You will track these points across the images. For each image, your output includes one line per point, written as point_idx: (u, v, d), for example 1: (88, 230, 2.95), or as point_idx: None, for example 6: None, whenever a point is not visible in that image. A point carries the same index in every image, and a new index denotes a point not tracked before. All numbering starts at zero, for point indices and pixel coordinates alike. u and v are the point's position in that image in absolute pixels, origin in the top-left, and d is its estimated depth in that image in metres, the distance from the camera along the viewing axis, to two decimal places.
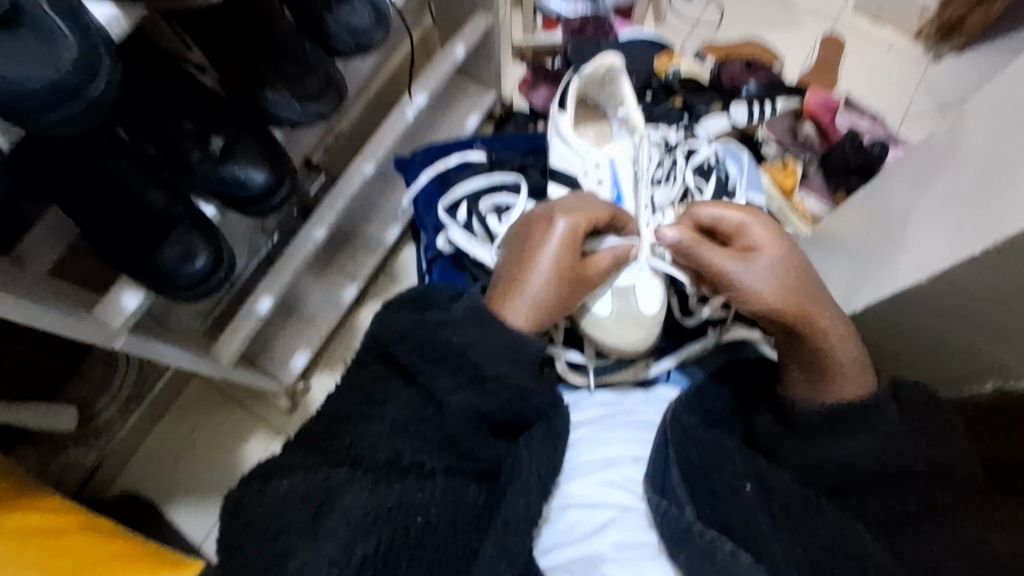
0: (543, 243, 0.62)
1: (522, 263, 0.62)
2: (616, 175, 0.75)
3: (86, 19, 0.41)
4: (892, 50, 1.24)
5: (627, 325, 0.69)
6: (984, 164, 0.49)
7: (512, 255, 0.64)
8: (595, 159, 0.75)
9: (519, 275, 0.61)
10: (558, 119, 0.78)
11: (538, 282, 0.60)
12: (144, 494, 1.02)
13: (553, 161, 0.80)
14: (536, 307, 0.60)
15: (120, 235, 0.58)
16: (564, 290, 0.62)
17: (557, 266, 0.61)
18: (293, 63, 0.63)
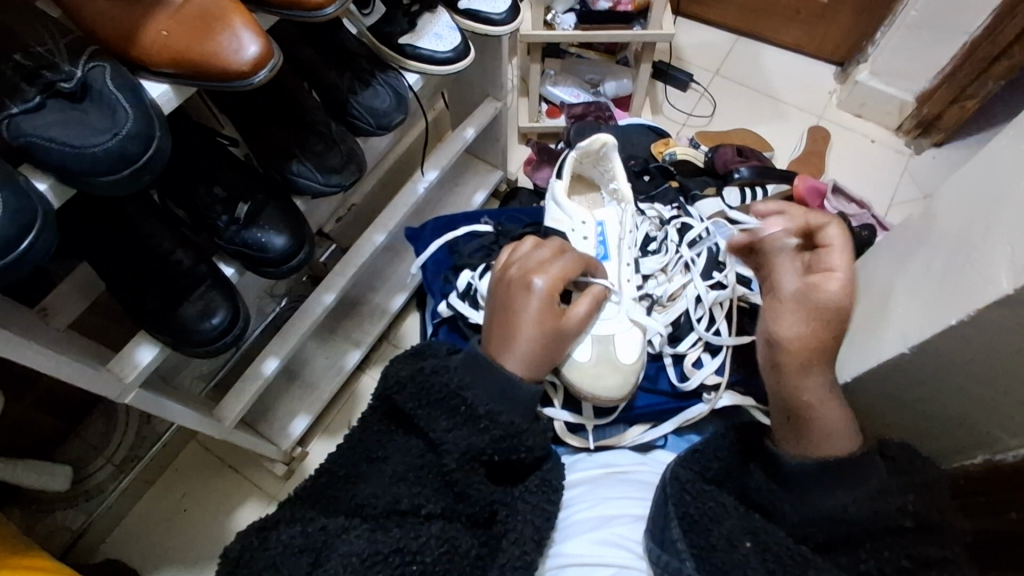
0: (525, 303, 0.64)
1: (512, 320, 0.63)
2: (602, 235, 0.82)
3: (145, 96, 0.46)
4: (875, 143, 1.32)
5: (605, 370, 0.71)
6: (953, 242, 0.53)
7: (498, 311, 0.66)
8: (574, 215, 0.81)
9: (512, 332, 0.62)
10: (553, 185, 0.84)
11: (530, 339, 0.62)
12: (129, 562, 0.99)
13: (547, 221, 0.84)
14: (526, 357, 0.61)
15: (148, 291, 0.62)
16: (547, 343, 0.63)
17: (543, 325, 0.63)
18: (318, 139, 0.69)
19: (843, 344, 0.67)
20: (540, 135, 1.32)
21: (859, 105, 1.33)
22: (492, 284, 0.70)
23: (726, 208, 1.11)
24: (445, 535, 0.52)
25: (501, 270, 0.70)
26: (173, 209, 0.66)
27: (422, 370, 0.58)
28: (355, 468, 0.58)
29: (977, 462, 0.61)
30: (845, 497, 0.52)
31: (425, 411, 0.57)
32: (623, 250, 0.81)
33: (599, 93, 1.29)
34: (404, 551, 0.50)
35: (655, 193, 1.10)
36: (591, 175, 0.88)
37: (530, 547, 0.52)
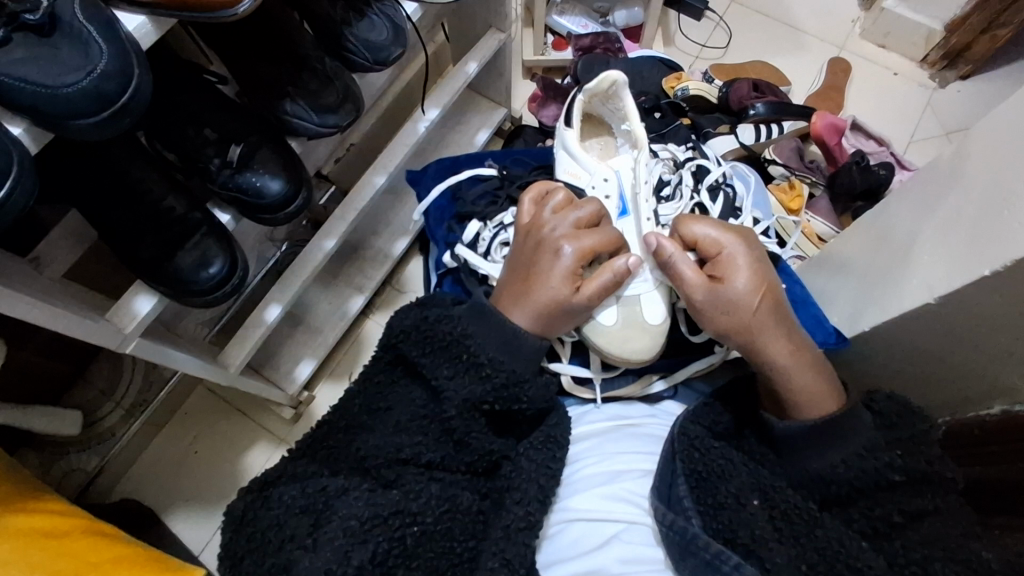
0: (545, 267, 0.62)
1: (528, 281, 0.62)
2: (621, 186, 0.76)
3: (119, 29, 0.43)
4: (897, 76, 1.25)
5: (633, 332, 0.69)
6: (989, 185, 0.50)
7: (518, 267, 0.64)
8: (598, 172, 0.76)
9: (524, 292, 0.61)
10: (564, 134, 0.79)
11: (544, 304, 0.60)
12: (144, 502, 1.01)
13: (560, 175, 0.80)
14: (542, 314, 0.61)
15: (142, 239, 0.60)
16: (565, 307, 0.61)
17: (560, 291, 0.61)
18: (313, 76, 0.65)
19: (864, 291, 0.66)
20: (545, 69, 1.25)
21: (884, 35, 1.26)
22: (519, 237, 0.67)
23: (738, 146, 1.07)
24: (444, 494, 0.53)
25: (529, 224, 0.67)
26: (162, 152, 0.62)
27: (423, 320, 0.58)
28: (357, 418, 0.58)
29: (992, 412, 0.60)
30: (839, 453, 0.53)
31: (430, 355, 0.57)
32: (641, 204, 0.75)
33: (609, 23, 1.21)
34: (403, 514, 0.51)
35: (666, 131, 1.05)
36: (601, 113, 0.83)
37: (535, 506, 0.53)
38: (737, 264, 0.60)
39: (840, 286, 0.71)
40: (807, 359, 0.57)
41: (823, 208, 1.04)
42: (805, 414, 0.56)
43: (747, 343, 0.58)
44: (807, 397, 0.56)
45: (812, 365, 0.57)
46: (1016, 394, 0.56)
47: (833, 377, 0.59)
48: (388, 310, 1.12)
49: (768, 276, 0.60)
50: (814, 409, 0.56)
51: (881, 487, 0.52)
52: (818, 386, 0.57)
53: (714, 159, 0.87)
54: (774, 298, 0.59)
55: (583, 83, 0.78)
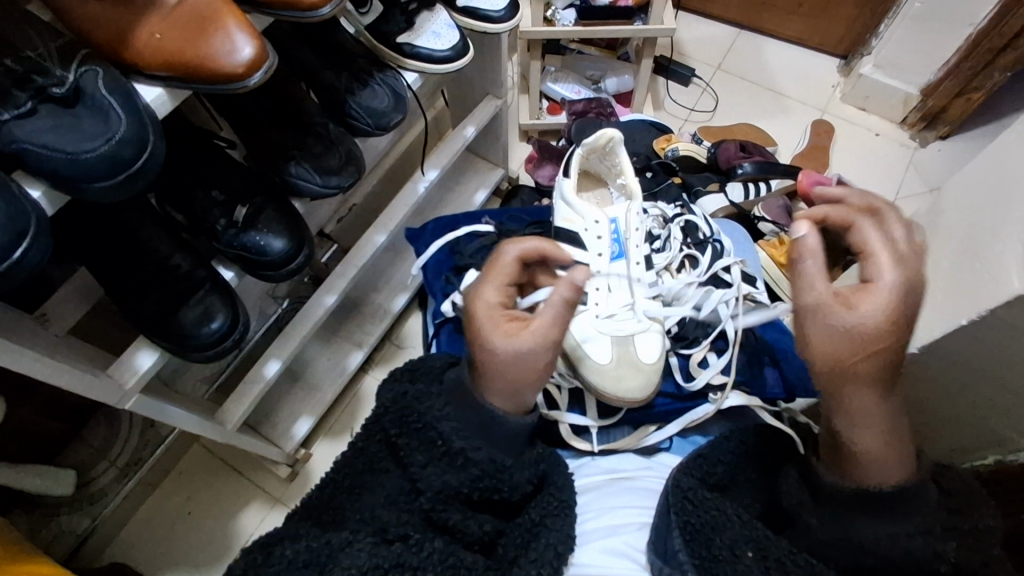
0: (483, 328, 0.59)
1: (476, 354, 0.59)
2: (617, 231, 0.77)
3: (137, 100, 0.46)
4: (880, 136, 1.30)
5: (626, 371, 0.72)
6: (964, 240, 0.52)
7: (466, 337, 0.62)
8: (595, 215, 0.76)
9: (478, 374, 0.58)
10: (560, 184, 0.80)
11: (496, 388, 0.58)
12: (132, 566, 0.99)
13: (557, 222, 0.80)
14: (502, 390, 0.58)
15: (146, 296, 0.61)
16: (511, 367, 0.57)
17: (499, 339, 0.58)
18: (316, 140, 0.68)
19: None
20: (541, 132, 1.31)
21: (863, 98, 1.32)
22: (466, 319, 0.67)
23: (728, 204, 1.11)
24: (449, 548, 0.52)
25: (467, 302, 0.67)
26: (171, 213, 0.65)
27: (409, 394, 0.60)
28: (361, 477, 0.61)
29: (987, 461, 0.60)
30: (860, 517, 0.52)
31: (418, 434, 0.59)
32: (634, 248, 0.77)
33: (600, 89, 1.28)
34: (403, 566, 0.50)
35: (658, 190, 1.09)
36: (597, 169, 0.86)
37: (546, 572, 0.52)
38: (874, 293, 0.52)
39: None
40: (879, 421, 0.53)
41: None
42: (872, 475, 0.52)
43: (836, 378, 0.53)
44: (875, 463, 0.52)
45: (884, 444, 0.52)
46: (1009, 443, 0.57)
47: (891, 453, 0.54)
48: (387, 367, 1.13)
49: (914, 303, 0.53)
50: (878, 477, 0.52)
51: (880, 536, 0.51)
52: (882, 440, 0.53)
53: (700, 213, 0.89)
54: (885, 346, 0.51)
55: (581, 136, 0.80)
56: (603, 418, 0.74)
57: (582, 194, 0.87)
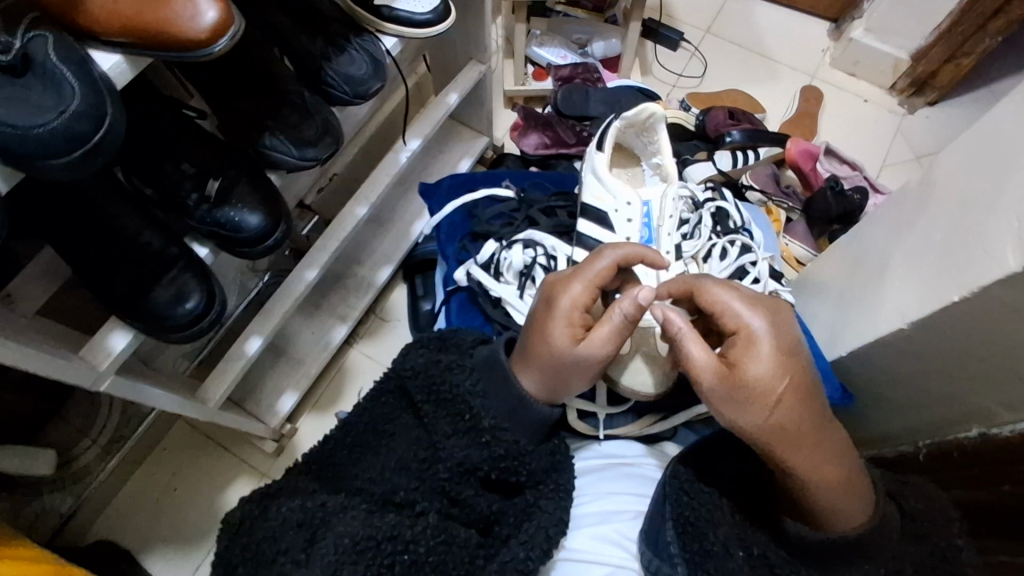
0: (549, 321, 0.58)
1: (534, 339, 0.59)
2: (647, 215, 0.77)
3: (93, 69, 0.43)
4: (869, 103, 1.29)
5: (644, 364, 0.68)
6: (956, 215, 0.51)
7: (534, 316, 0.61)
8: (627, 196, 0.77)
9: (527, 355, 0.59)
10: (592, 158, 0.80)
11: (534, 374, 0.59)
12: (119, 541, 0.98)
13: (584, 198, 0.80)
14: (541, 381, 0.59)
15: (116, 274, 0.59)
16: (564, 365, 0.57)
17: (558, 339, 0.57)
18: (292, 110, 0.65)
19: (840, 313, 0.67)
20: (527, 99, 1.28)
21: (853, 63, 1.30)
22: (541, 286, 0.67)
23: (716, 172, 1.09)
24: (443, 525, 0.54)
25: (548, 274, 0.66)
26: (140, 188, 0.62)
27: (437, 363, 0.62)
28: (363, 438, 0.63)
29: (971, 434, 0.59)
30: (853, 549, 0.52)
31: (445, 405, 0.60)
32: (665, 236, 0.77)
33: (587, 54, 1.24)
34: (397, 539, 0.52)
35: None
36: (633, 145, 0.84)
37: (536, 554, 0.53)
38: (755, 346, 0.52)
39: (819, 309, 0.72)
40: (834, 473, 0.50)
41: (800, 232, 1.07)
42: (833, 527, 0.51)
43: (772, 444, 0.50)
44: (836, 513, 0.51)
45: (838, 479, 0.50)
46: (994, 417, 0.55)
47: (864, 477, 0.52)
48: (371, 341, 1.11)
49: (796, 364, 0.51)
50: (843, 522, 0.51)
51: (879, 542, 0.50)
52: (854, 486, 0.51)
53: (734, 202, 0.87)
54: (803, 393, 0.50)
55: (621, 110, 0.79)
56: (612, 407, 0.72)
57: (614, 169, 0.86)
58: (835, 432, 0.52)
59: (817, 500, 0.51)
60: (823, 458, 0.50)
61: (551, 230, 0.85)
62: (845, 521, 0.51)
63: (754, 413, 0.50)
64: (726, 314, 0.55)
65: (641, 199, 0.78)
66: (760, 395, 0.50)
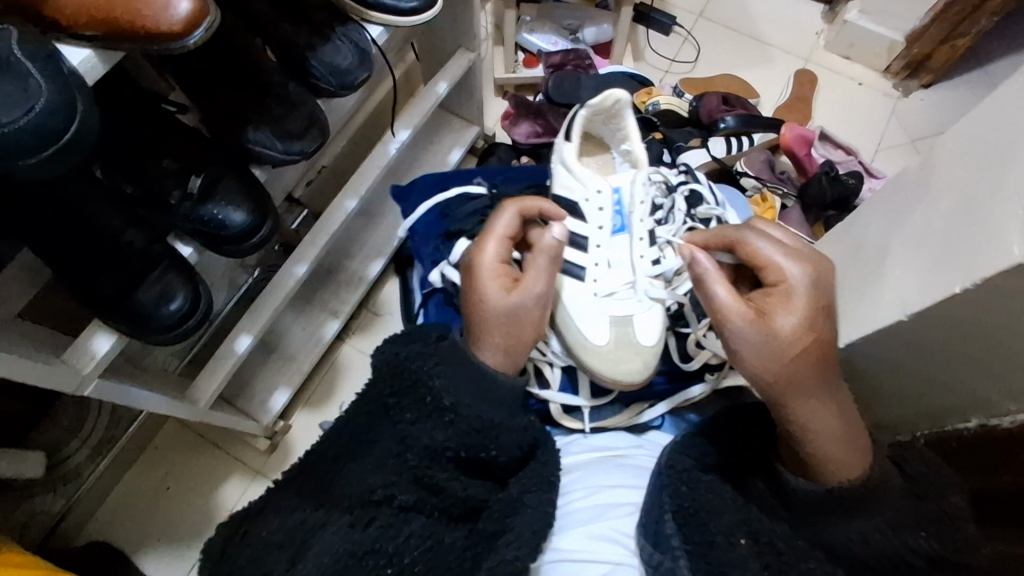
0: (479, 287, 0.63)
1: (473, 309, 0.63)
2: (619, 202, 0.76)
3: (62, 64, 0.41)
4: (863, 86, 1.27)
5: (625, 354, 0.72)
6: (960, 202, 0.50)
7: (464, 293, 0.66)
8: (598, 186, 0.75)
9: (472, 324, 0.63)
10: (562, 148, 0.78)
11: (491, 341, 0.61)
12: (113, 541, 0.97)
13: (555, 189, 0.78)
14: (501, 346, 0.61)
15: (98, 277, 0.57)
16: (511, 321, 0.62)
17: (492, 299, 0.62)
18: (276, 102, 0.63)
19: (836, 303, 0.66)
20: (517, 87, 1.26)
21: (847, 46, 1.28)
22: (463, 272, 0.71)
23: (711, 159, 1.07)
24: (427, 529, 0.53)
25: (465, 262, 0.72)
26: (119, 185, 0.60)
27: (400, 355, 0.59)
28: (341, 452, 0.56)
29: (971, 425, 0.59)
30: (848, 527, 0.52)
31: (409, 391, 0.57)
32: (638, 223, 0.76)
33: (578, 40, 1.22)
34: (378, 553, 0.50)
35: None
36: (601, 132, 0.82)
37: (524, 552, 0.52)
38: (790, 298, 0.57)
39: None
40: (834, 424, 0.54)
41: (795, 218, 1.04)
42: (826, 478, 0.54)
43: (778, 386, 0.54)
44: (831, 462, 0.53)
45: (839, 430, 0.54)
46: (992, 405, 0.56)
47: (862, 435, 0.55)
48: (365, 335, 1.10)
49: (823, 322, 0.56)
50: (837, 474, 0.53)
51: (899, 548, 0.49)
52: (853, 440, 0.54)
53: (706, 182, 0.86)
54: (822, 347, 0.55)
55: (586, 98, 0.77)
56: (596, 398, 0.74)
57: (584, 157, 0.84)
58: (840, 388, 0.56)
59: (815, 448, 0.54)
60: (822, 408, 0.54)
61: None
62: (838, 475, 0.53)
63: (768, 354, 0.55)
64: (768, 270, 0.60)
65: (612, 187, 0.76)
66: (780, 339, 0.55)
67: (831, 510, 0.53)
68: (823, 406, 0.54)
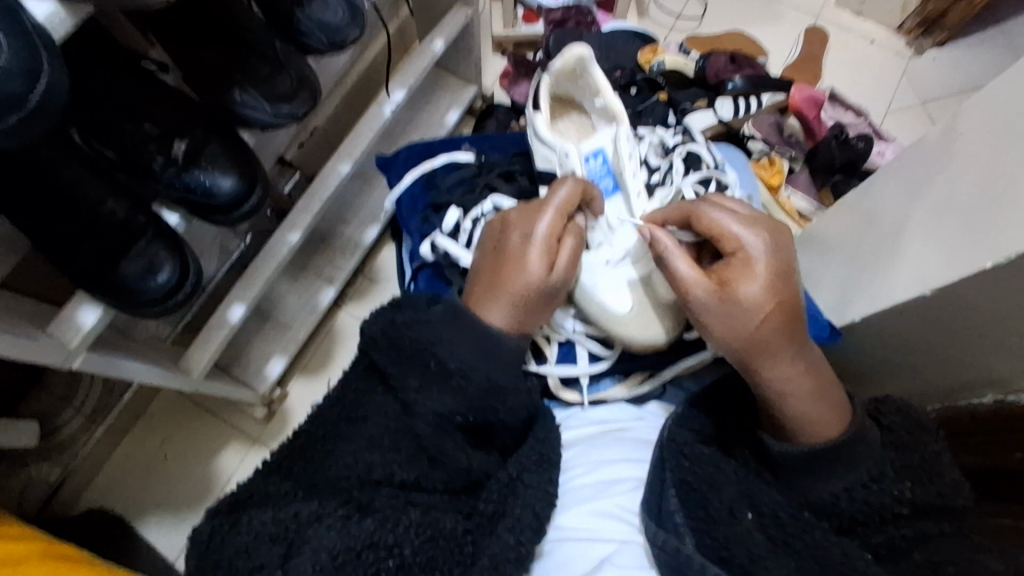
0: (524, 249, 0.60)
1: (506, 268, 0.60)
2: (606, 164, 0.75)
3: (24, 20, 0.37)
4: (874, 44, 1.23)
5: (649, 315, 0.67)
6: (989, 172, 0.47)
7: (495, 251, 0.63)
8: (577, 154, 0.73)
9: (499, 283, 0.60)
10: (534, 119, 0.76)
11: (510, 301, 0.59)
12: (112, 508, 0.97)
13: (538, 163, 0.77)
14: (515, 307, 0.59)
15: (79, 247, 0.55)
16: (545, 291, 0.60)
17: (537, 269, 0.60)
18: (262, 61, 0.59)
19: (851, 277, 0.64)
20: (516, 44, 1.20)
21: (860, 2, 1.23)
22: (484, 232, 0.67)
23: (718, 121, 1.04)
24: (427, 519, 0.51)
25: (490, 221, 0.67)
26: (98, 150, 0.57)
27: (393, 323, 0.57)
28: (335, 427, 0.56)
29: (985, 400, 0.58)
30: (826, 486, 0.52)
31: (411, 359, 0.56)
32: (629, 179, 0.73)
33: None
34: (379, 546, 0.49)
35: (642, 108, 1.03)
36: (571, 93, 0.80)
37: (527, 537, 0.51)
38: (750, 267, 0.54)
39: (826, 269, 0.70)
40: (805, 385, 0.53)
41: (803, 183, 1.04)
42: (804, 439, 0.53)
43: (748, 358, 0.54)
44: (807, 423, 0.53)
45: (811, 389, 0.54)
46: (1009, 383, 0.54)
47: (839, 388, 0.55)
48: (361, 302, 1.08)
49: (788, 287, 0.54)
50: (816, 434, 0.53)
51: (888, 515, 0.50)
52: (829, 397, 0.54)
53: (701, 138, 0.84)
54: (789, 313, 0.54)
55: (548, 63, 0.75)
56: (596, 365, 0.71)
57: (560, 123, 0.81)
58: (812, 349, 0.55)
59: (790, 412, 0.53)
60: (794, 370, 0.53)
61: (513, 195, 0.81)
62: (816, 433, 0.53)
63: (735, 327, 0.54)
64: (723, 236, 0.57)
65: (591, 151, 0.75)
66: (745, 311, 0.53)
67: (812, 471, 0.53)
68: (793, 370, 0.53)
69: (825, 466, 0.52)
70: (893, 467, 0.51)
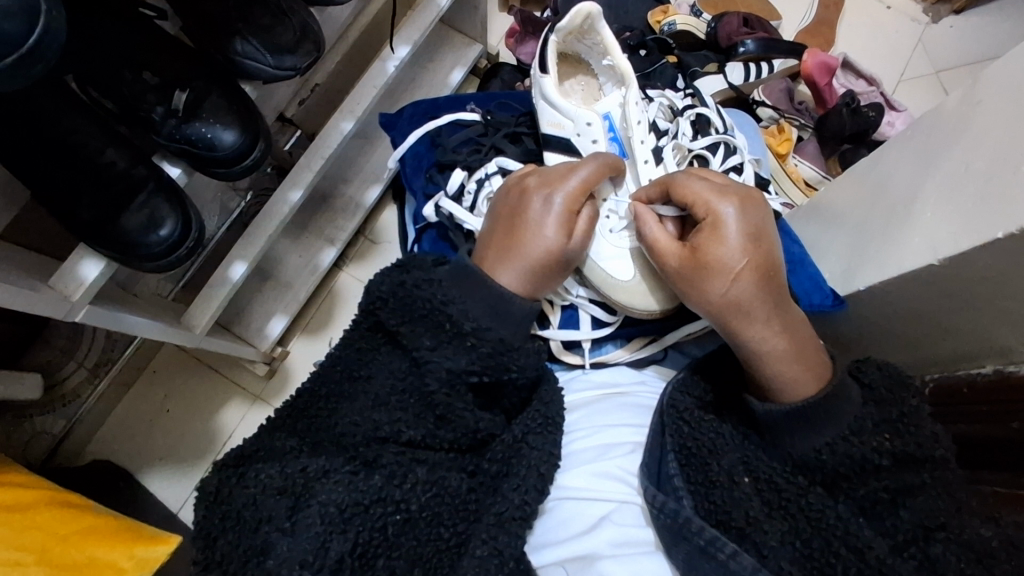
0: (543, 217, 0.60)
1: (524, 235, 0.60)
2: (612, 128, 0.73)
3: None
4: (891, 10, 1.19)
5: (651, 284, 0.67)
6: (1006, 141, 0.47)
7: (512, 216, 0.62)
8: (585, 117, 0.72)
9: (513, 248, 0.60)
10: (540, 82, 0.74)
11: (524, 267, 0.59)
12: (116, 460, 0.98)
13: (543, 127, 0.75)
14: (527, 273, 0.59)
15: (80, 199, 0.54)
16: (561, 260, 0.61)
17: (555, 239, 0.60)
18: (264, 11, 0.58)
19: (858, 246, 0.64)
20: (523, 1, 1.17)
21: None
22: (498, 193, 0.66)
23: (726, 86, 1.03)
24: (432, 477, 0.53)
25: (506, 184, 0.66)
26: (98, 99, 0.56)
27: (403, 284, 0.56)
28: (339, 387, 0.57)
29: (986, 370, 0.58)
30: (807, 442, 0.52)
31: (422, 320, 0.55)
32: (637, 144, 0.71)
33: None
34: (386, 501, 0.50)
35: (652, 70, 1.00)
36: (578, 51, 0.78)
37: (533, 496, 0.52)
38: (719, 232, 0.57)
39: (833, 238, 0.69)
40: (785, 345, 0.54)
41: (811, 152, 1.01)
42: (786, 398, 0.54)
43: (725, 320, 0.56)
44: (787, 382, 0.54)
45: (794, 350, 0.54)
46: (1012, 354, 0.55)
47: (825, 351, 0.55)
48: (362, 263, 1.07)
49: (760, 248, 0.56)
50: (797, 392, 0.53)
51: (868, 467, 0.49)
52: (812, 357, 0.54)
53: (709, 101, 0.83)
54: (763, 274, 0.55)
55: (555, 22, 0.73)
56: (599, 330, 0.71)
57: (567, 83, 0.80)
58: (794, 309, 0.56)
59: (773, 376, 0.54)
60: (771, 329, 0.54)
61: (520, 158, 0.80)
62: (798, 391, 0.53)
63: (709, 291, 0.56)
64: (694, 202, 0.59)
65: (600, 113, 0.73)
66: (718, 274, 0.56)
67: (800, 428, 0.52)
68: (769, 330, 0.55)
69: (816, 425, 0.51)
70: (873, 422, 0.51)
